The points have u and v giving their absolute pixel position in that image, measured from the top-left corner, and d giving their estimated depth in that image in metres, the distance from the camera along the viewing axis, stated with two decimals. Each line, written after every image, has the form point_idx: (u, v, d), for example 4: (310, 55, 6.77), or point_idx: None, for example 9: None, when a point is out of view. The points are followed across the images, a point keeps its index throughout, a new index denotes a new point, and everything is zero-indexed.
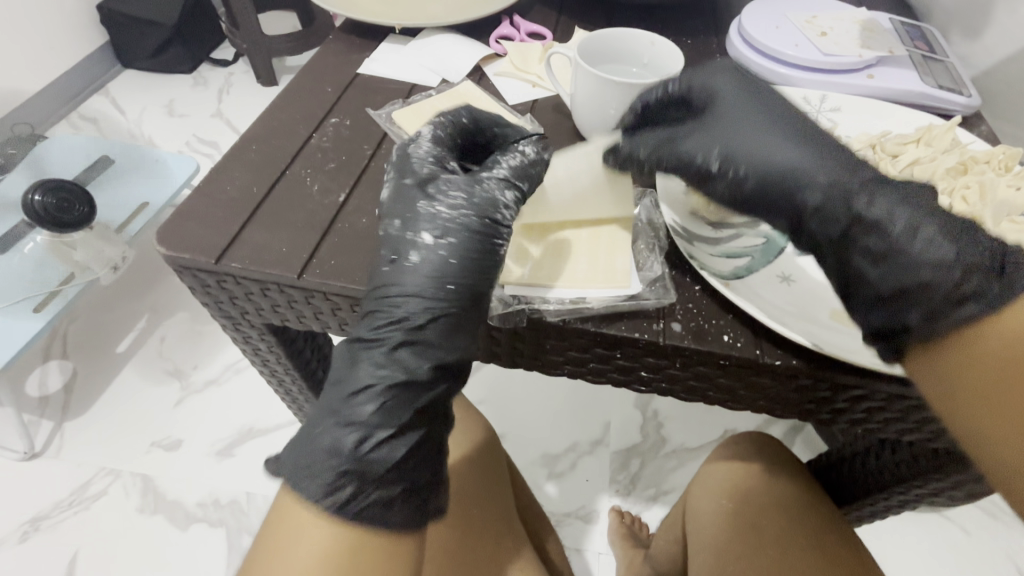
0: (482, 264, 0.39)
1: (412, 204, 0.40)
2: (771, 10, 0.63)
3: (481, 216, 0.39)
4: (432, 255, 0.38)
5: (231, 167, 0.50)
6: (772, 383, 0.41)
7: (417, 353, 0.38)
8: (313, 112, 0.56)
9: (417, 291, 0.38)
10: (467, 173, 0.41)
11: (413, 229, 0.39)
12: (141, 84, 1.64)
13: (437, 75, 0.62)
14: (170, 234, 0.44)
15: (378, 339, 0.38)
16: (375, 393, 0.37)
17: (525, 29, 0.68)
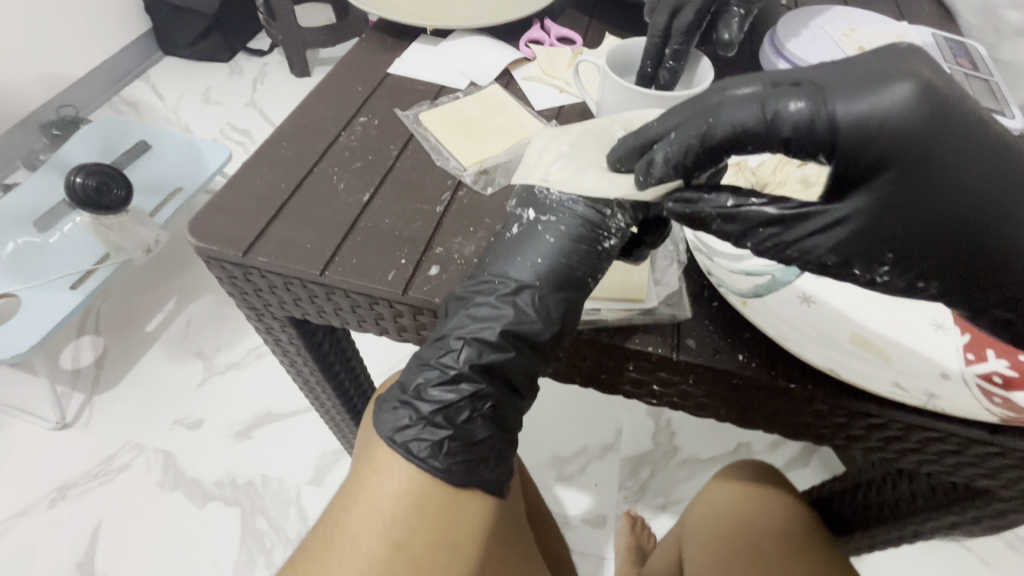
0: (584, 248, 0.40)
1: (530, 188, 0.42)
2: (807, 22, 0.62)
3: (594, 203, 0.40)
4: (539, 235, 0.40)
5: (262, 162, 0.51)
6: (786, 405, 0.40)
7: (501, 317, 0.39)
8: (343, 110, 0.57)
9: (519, 262, 0.40)
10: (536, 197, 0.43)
11: (523, 206, 0.42)
12: (180, 72, 1.69)
13: (466, 78, 0.62)
14: (202, 226, 0.45)
15: (464, 302, 0.40)
16: (451, 350, 0.39)
17: (555, 33, 0.68)
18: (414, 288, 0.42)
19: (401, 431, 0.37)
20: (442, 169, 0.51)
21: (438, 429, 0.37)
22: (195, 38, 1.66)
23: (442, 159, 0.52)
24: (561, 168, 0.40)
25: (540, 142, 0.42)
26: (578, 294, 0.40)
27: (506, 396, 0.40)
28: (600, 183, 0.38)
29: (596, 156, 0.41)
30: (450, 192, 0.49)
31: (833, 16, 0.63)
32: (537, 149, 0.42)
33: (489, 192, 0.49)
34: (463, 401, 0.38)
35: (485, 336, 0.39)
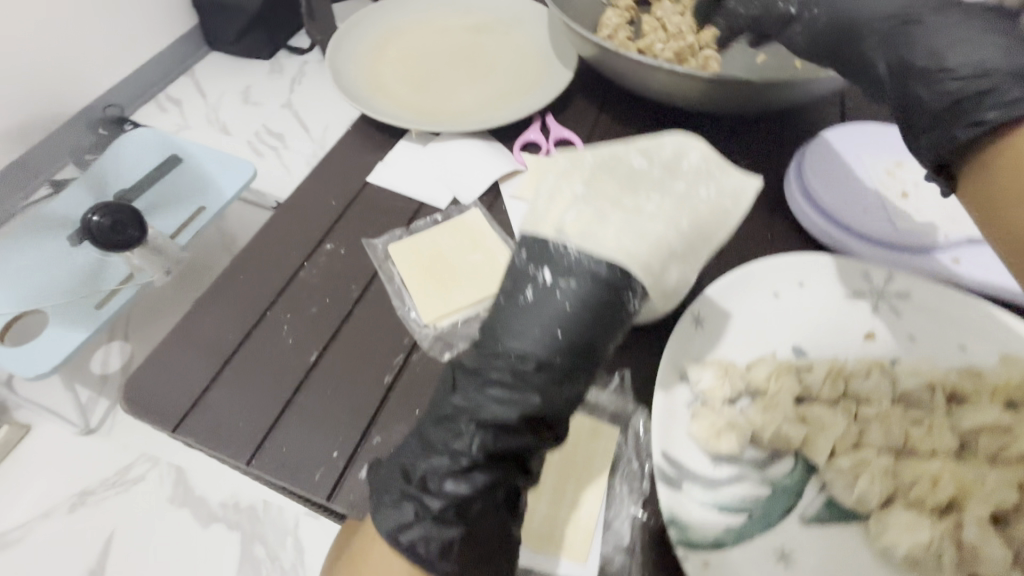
0: (605, 316, 0.37)
1: (541, 240, 0.39)
2: (851, 147, 0.53)
3: (619, 266, 0.37)
4: (556, 301, 0.37)
5: (213, 303, 0.48)
6: None
7: (519, 403, 0.36)
8: (309, 233, 0.53)
9: (534, 335, 0.37)
10: (548, 250, 0.39)
11: (537, 263, 0.39)
12: (231, 63, 1.22)
13: (449, 193, 0.57)
14: (136, 392, 0.43)
15: (474, 377, 0.38)
16: (461, 436, 0.36)
17: (554, 135, 0.62)
18: (340, 496, 0.39)
19: (407, 529, 0.34)
20: (400, 323, 0.47)
21: (447, 526, 0.34)
22: (238, 29, 1.16)
23: (403, 307, 0.48)
24: (577, 218, 0.39)
25: (549, 182, 0.42)
26: (594, 368, 0.38)
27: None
28: (626, 231, 0.38)
29: (611, 194, 0.41)
30: (403, 356, 0.45)
31: (883, 144, 0.53)
32: (549, 188, 0.42)
33: (445, 359, 0.45)
34: (476, 494, 0.35)
35: (497, 420, 0.36)
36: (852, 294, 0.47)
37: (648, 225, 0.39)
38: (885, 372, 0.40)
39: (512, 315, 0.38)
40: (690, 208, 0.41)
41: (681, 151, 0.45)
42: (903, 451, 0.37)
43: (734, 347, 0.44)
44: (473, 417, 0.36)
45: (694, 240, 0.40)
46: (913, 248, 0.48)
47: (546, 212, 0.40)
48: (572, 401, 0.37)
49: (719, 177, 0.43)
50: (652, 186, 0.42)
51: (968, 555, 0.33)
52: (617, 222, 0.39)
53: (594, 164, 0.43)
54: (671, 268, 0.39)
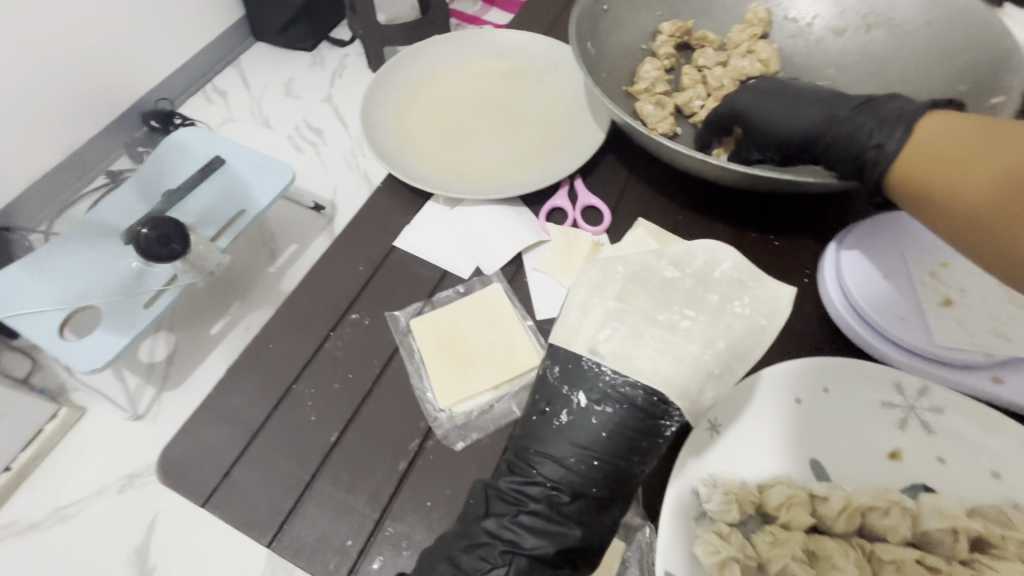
0: (637, 444, 0.41)
1: (575, 358, 0.43)
2: (894, 245, 0.51)
3: (651, 393, 0.41)
4: (590, 428, 0.41)
5: (242, 374, 0.50)
6: None
7: (558, 530, 0.40)
8: (336, 301, 0.55)
9: (569, 462, 0.41)
10: (586, 376, 0.42)
11: (571, 384, 0.42)
12: (276, 55, 1.10)
13: (473, 262, 0.58)
14: (173, 462, 0.46)
15: (512, 502, 0.41)
16: (497, 565, 0.39)
17: (582, 202, 0.61)
18: None
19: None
20: (417, 404, 0.49)
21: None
22: (283, 25, 1.06)
23: (422, 388, 0.50)
24: (609, 336, 0.43)
25: (582, 294, 0.46)
26: (626, 495, 0.41)
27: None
28: (659, 357, 0.42)
29: (642, 308, 0.44)
30: (419, 441, 0.47)
31: (924, 242, 0.51)
32: (581, 301, 0.45)
33: (458, 449, 0.46)
34: None
35: (535, 548, 0.39)
36: (883, 404, 0.45)
37: (682, 349, 0.42)
38: (904, 510, 0.39)
39: (547, 438, 0.42)
40: (723, 326, 0.43)
41: (716, 257, 0.46)
42: None
43: (746, 462, 0.43)
44: (510, 546, 0.39)
45: (728, 362, 0.42)
46: (950, 362, 0.45)
47: (579, 328, 0.44)
48: (606, 526, 0.41)
49: (750, 289, 0.45)
50: (685, 300, 0.45)
51: None
52: (652, 345, 0.42)
53: (627, 273, 0.46)
54: (705, 390, 0.41)
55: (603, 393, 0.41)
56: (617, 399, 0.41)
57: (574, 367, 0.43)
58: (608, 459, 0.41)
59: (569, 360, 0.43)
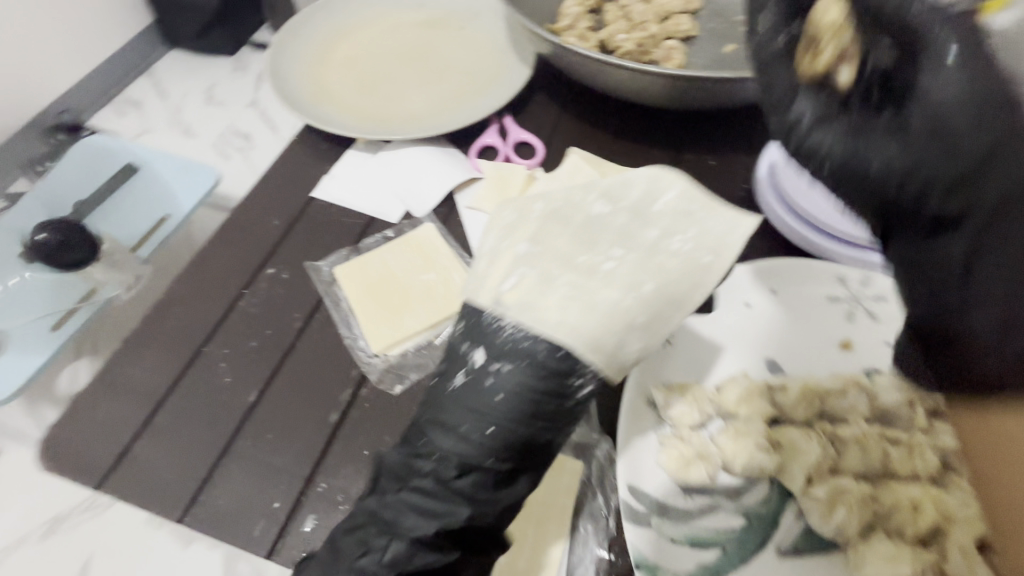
0: (542, 404, 0.34)
1: (478, 310, 0.37)
2: None
3: (556, 346, 0.35)
4: (487, 389, 0.35)
5: (143, 341, 0.44)
6: None
7: (443, 511, 0.34)
8: (250, 258, 0.49)
9: (462, 431, 0.35)
10: (488, 327, 0.36)
11: (470, 340, 0.36)
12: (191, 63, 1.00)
13: (402, 206, 0.54)
14: (59, 439, 0.40)
15: (398, 482, 0.35)
16: (371, 551, 0.33)
17: (514, 138, 0.58)
18: (283, 550, 0.36)
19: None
20: (347, 353, 0.44)
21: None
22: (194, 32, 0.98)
23: (351, 336, 0.45)
24: (514, 285, 0.37)
25: (493, 241, 0.41)
26: (535, 466, 0.35)
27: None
28: (568, 306, 0.36)
29: (558, 252, 0.39)
30: (352, 391, 0.42)
31: None
32: (494, 244, 0.40)
33: (396, 393, 0.42)
34: None
35: (421, 530, 0.34)
36: (829, 299, 0.44)
37: (597, 291, 0.37)
38: (861, 391, 0.38)
39: (437, 409, 0.36)
40: (652, 264, 0.38)
41: (657, 187, 0.41)
42: (881, 477, 0.35)
43: (707, 368, 0.41)
44: (387, 532, 0.33)
45: (655, 310, 0.37)
46: None
47: (485, 278, 0.39)
48: (509, 502, 0.35)
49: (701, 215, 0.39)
50: (614, 238, 0.39)
51: None
52: (563, 291, 0.37)
53: (546, 211, 0.41)
54: (625, 344, 0.35)
55: (501, 352, 0.35)
56: (519, 356, 0.35)
57: (482, 322, 0.36)
58: (505, 429, 0.34)
59: (472, 315, 0.37)
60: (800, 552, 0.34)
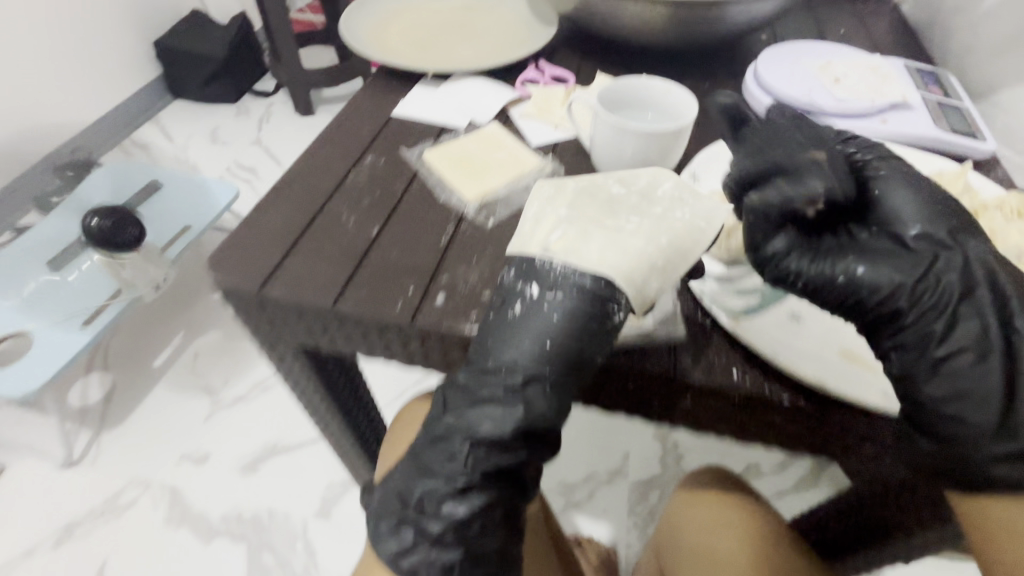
0: (589, 324, 0.41)
1: (530, 258, 0.43)
2: (787, 59, 0.66)
3: (599, 278, 0.41)
4: (544, 313, 0.41)
5: (275, 202, 0.54)
6: (793, 423, 0.42)
7: (513, 415, 0.40)
8: (351, 150, 0.60)
9: (525, 347, 0.41)
10: (538, 269, 0.43)
11: (525, 279, 0.43)
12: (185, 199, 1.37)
13: (465, 117, 0.66)
14: (220, 262, 0.48)
15: (470, 394, 0.42)
16: (456, 456, 0.42)
17: (549, 73, 0.72)
18: (422, 316, 0.44)
19: (406, 553, 0.43)
20: (445, 204, 0.54)
21: (449, 549, 0.43)
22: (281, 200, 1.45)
23: (445, 194, 0.55)
24: (562, 236, 0.43)
25: (537, 206, 0.46)
26: (580, 373, 0.42)
27: (515, 498, 0.45)
28: (605, 250, 0.42)
29: (594, 215, 0.45)
30: (454, 225, 0.52)
31: (811, 54, 0.67)
32: (535, 212, 0.46)
33: (491, 224, 0.52)
34: (474, 514, 0.42)
35: (492, 433, 0.41)
36: None
37: (627, 241, 0.42)
38: None
39: (498, 331, 0.42)
40: (666, 225, 0.43)
41: (656, 178, 0.47)
42: None
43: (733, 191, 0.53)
44: (468, 437, 0.41)
45: (671, 254, 0.43)
46: (852, 114, 0.59)
47: (533, 233, 0.45)
48: (561, 405, 0.41)
49: (694, 204, 0.45)
50: (630, 209, 0.45)
51: None
52: (599, 239, 0.43)
53: (576, 189, 0.46)
54: (648, 282, 0.42)
55: (553, 288, 0.42)
56: (569, 291, 0.41)
57: (534, 266, 0.43)
58: (557, 347, 0.41)
59: (524, 258, 0.44)
60: None
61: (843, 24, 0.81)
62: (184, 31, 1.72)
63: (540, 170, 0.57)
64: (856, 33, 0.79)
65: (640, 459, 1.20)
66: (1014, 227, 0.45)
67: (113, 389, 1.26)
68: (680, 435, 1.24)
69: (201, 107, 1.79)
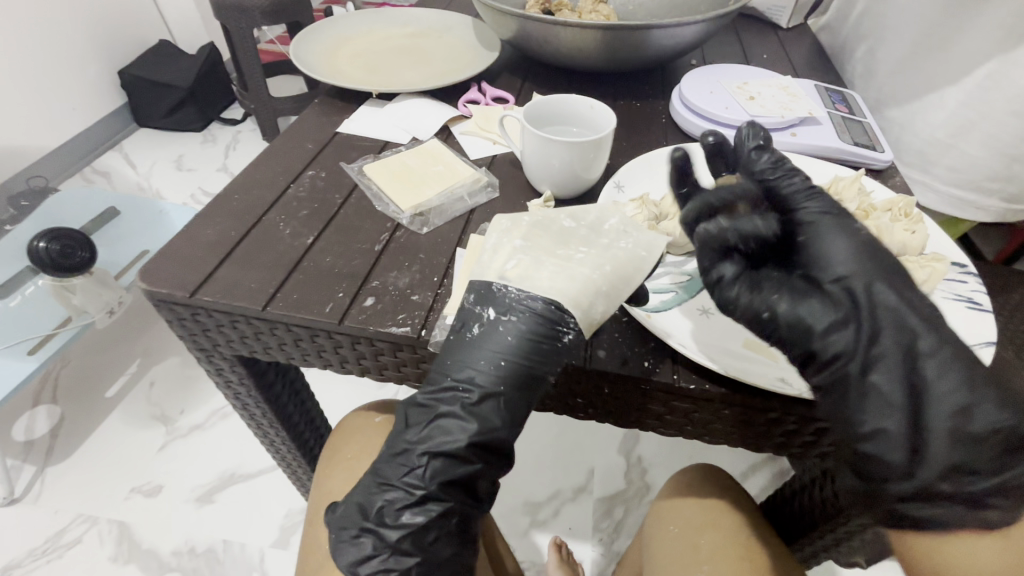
0: (544, 344, 0.40)
1: (485, 283, 0.42)
2: (707, 79, 0.72)
3: (550, 301, 0.40)
4: (499, 335, 0.40)
5: (213, 214, 0.55)
6: (710, 413, 0.44)
7: (466, 430, 0.40)
8: (293, 166, 0.62)
9: (480, 366, 0.40)
10: (494, 293, 0.41)
11: (481, 303, 0.41)
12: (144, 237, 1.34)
13: (408, 134, 0.68)
14: (152, 272, 0.48)
15: (428, 410, 0.41)
16: (415, 468, 0.41)
17: (490, 94, 0.76)
18: (350, 318, 0.45)
19: (366, 561, 0.41)
20: (381, 214, 0.56)
21: (406, 557, 0.41)
22: None
23: (383, 205, 0.57)
24: (517, 264, 0.42)
25: (494, 237, 0.44)
26: (536, 390, 0.41)
27: (469, 510, 0.43)
28: (556, 276, 0.41)
29: (547, 246, 0.43)
30: (389, 234, 0.54)
31: (728, 75, 0.73)
32: (492, 243, 0.44)
33: (424, 232, 0.54)
34: (432, 522, 0.41)
35: (450, 451, 0.40)
36: None
37: (576, 269, 0.41)
38: None
39: (454, 354, 0.42)
40: (611, 254, 0.42)
41: (604, 213, 0.45)
42: None
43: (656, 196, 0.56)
44: (424, 449, 0.40)
45: (618, 281, 0.41)
46: (765, 128, 0.64)
47: (490, 261, 0.43)
48: (517, 420, 0.41)
49: (636, 234, 0.44)
50: (579, 240, 0.43)
51: None
52: (551, 268, 0.41)
53: (533, 219, 0.44)
54: (594, 306, 0.41)
55: (508, 312, 0.40)
56: (525, 314, 0.40)
57: (491, 292, 0.41)
58: (512, 367, 0.40)
59: (483, 282, 0.42)
60: None
61: (767, 51, 0.88)
62: (149, 61, 1.73)
63: (475, 182, 0.60)
64: (777, 58, 0.85)
65: (604, 475, 1.20)
66: (899, 224, 0.49)
67: (61, 422, 1.21)
68: (644, 449, 1.25)
69: (167, 135, 1.80)
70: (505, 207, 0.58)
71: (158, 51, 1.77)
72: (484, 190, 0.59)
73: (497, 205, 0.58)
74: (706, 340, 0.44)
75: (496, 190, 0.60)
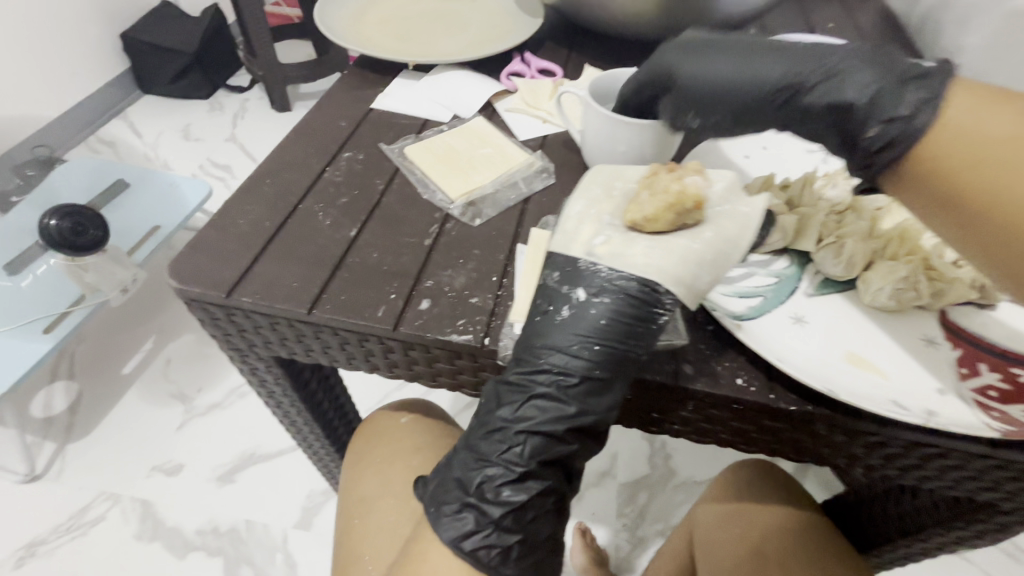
0: (639, 328, 0.37)
1: (573, 260, 0.38)
2: None
3: (645, 282, 0.36)
4: (590, 318, 0.37)
5: (245, 199, 0.50)
6: (808, 436, 0.40)
7: (562, 413, 0.37)
8: (327, 146, 0.56)
9: (575, 351, 0.37)
10: (583, 271, 0.37)
11: (568, 281, 0.38)
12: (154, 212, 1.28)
13: (448, 111, 0.62)
14: (182, 268, 0.44)
15: (521, 391, 0.38)
16: (513, 445, 0.38)
17: (535, 65, 0.69)
18: (405, 324, 0.41)
19: (469, 536, 0.39)
20: (428, 203, 0.51)
21: (507, 533, 0.39)
22: None
23: (428, 191, 0.52)
24: (606, 241, 0.38)
25: (579, 205, 0.41)
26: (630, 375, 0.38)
27: (565, 489, 0.41)
28: (652, 252, 0.37)
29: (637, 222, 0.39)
30: (438, 226, 0.49)
31: None
32: (576, 212, 0.40)
33: (477, 225, 0.49)
34: (531, 500, 0.39)
35: (547, 431, 0.38)
36: (807, 152, 0.55)
37: (675, 242, 0.38)
38: (846, 181, 0.48)
39: (541, 336, 0.38)
40: (715, 223, 0.39)
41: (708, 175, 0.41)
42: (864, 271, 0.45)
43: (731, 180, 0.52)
44: (521, 428, 0.38)
45: (722, 249, 0.38)
46: None
47: (576, 233, 0.39)
48: (611, 406, 0.38)
49: (740, 201, 0.40)
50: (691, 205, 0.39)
51: (938, 281, 0.41)
52: (646, 243, 0.38)
53: (625, 193, 0.42)
54: (699, 277, 0.37)
55: (600, 292, 0.37)
56: (619, 295, 0.37)
57: (578, 270, 0.38)
58: (608, 348, 0.37)
59: (570, 258, 0.38)
60: (824, 292, 0.44)
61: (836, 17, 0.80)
62: (153, 24, 1.64)
63: (528, 167, 0.55)
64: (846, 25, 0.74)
65: (628, 460, 1.18)
66: None
67: (80, 399, 1.19)
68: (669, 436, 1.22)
69: (174, 102, 1.72)
70: (563, 195, 0.53)
71: (161, 13, 1.68)
72: (541, 176, 0.54)
73: (554, 192, 0.53)
74: (798, 335, 0.40)
75: (552, 176, 0.54)
